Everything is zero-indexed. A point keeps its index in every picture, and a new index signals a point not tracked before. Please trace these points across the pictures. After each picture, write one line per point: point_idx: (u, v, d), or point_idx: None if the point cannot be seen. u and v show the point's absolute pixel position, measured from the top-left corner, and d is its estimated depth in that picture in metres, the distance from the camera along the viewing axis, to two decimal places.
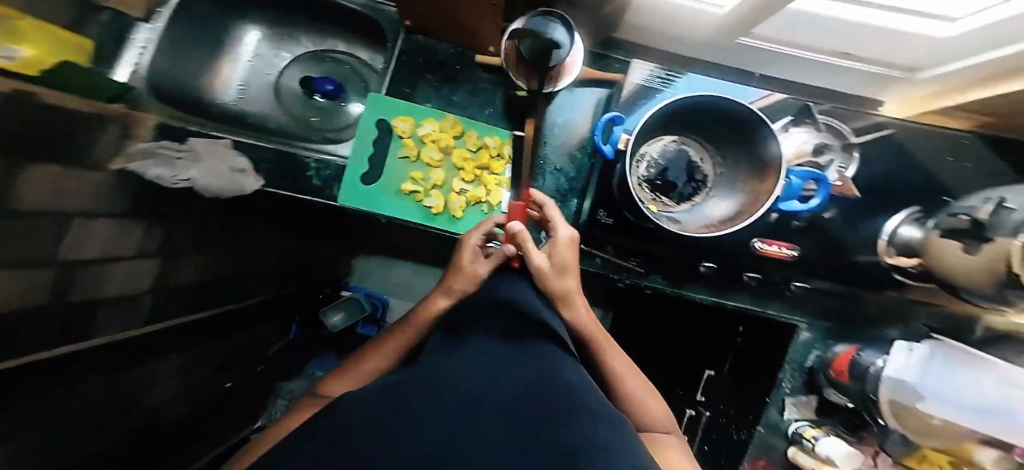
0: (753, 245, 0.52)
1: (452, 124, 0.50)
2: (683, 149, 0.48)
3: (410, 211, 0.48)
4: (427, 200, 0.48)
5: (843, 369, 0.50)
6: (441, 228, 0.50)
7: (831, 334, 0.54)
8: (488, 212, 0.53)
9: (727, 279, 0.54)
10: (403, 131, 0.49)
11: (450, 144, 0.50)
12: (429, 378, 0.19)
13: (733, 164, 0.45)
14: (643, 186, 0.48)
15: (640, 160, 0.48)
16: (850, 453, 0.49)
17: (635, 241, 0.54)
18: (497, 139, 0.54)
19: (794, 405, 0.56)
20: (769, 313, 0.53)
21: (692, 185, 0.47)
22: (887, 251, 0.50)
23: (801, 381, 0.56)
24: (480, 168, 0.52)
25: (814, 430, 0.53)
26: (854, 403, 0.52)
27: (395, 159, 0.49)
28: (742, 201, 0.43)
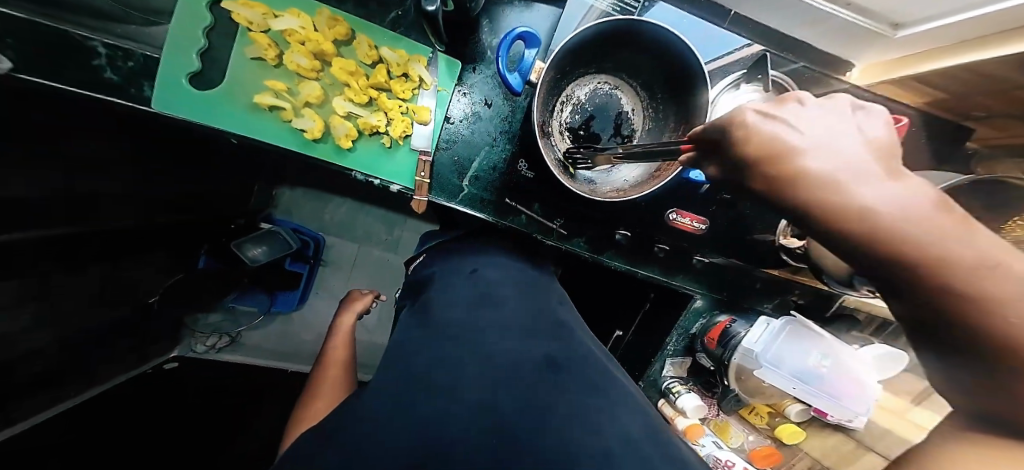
0: (668, 216, 0.51)
1: (331, 24, 0.39)
2: (613, 95, 0.41)
3: (276, 134, 0.39)
4: (299, 122, 0.39)
5: (714, 338, 0.59)
6: (325, 160, 0.41)
7: (720, 304, 0.61)
8: (392, 148, 0.44)
9: (640, 251, 0.54)
10: (250, 21, 0.37)
11: (329, 50, 0.39)
12: (453, 378, 0.33)
13: (661, 120, 0.40)
14: (565, 135, 0.41)
15: (566, 102, 0.40)
16: (699, 405, 0.61)
17: (553, 197, 0.49)
18: (400, 51, 0.42)
19: (672, 365, 0.65)
20: (673, 284, 0.56)
21: (616, 141, 0.42)
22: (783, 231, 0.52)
23: (684, 345, 0.64)
24: (376, 88, 0.41)
25: (680, 386, 0.64)
26: (713, 364, 0.61)
27: (250, 63, 0.38)
28: (654, 165, 0.40)
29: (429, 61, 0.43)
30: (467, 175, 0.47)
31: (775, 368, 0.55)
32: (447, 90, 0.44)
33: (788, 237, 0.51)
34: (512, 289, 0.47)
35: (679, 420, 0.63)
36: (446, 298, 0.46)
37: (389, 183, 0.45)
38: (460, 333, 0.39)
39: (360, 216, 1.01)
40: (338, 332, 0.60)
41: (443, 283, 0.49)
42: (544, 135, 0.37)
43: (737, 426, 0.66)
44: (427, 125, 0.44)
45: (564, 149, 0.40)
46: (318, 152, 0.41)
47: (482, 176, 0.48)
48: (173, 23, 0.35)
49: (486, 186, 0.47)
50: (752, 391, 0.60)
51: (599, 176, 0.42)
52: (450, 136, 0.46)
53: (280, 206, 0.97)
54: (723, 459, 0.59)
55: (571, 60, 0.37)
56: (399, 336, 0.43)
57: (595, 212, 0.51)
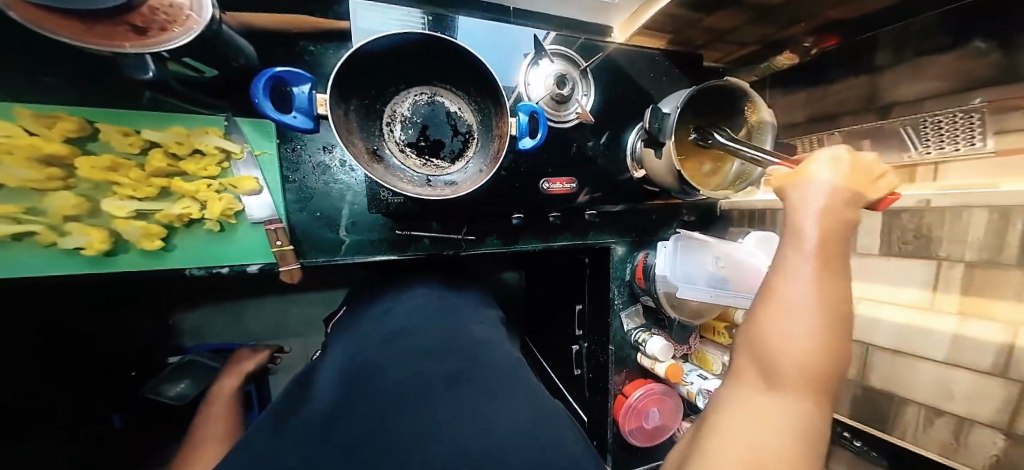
0: (541, 186, 0.53)
1: (51, 123, 0.33)
2: (437, 101, 0.42)
3: (46, 263, 0.34)
4: (71, 241, 0.34)
5: (641, 277, 0.63)
6: (126, 267, 0.37)
7: (635, 245, 0.66)
8: (224, 229, 0.41)
9: (542, 228, 0.56)
10: None
11: (62, 153, 0.33)
12: (350, 421, 0.24)
13: (487, 108, 0.42)
14: (408, 151, 0.41)
15: (393, 122, 0.41)
16: (666, 345, 0.62)
17: (442, 209, 0.49)
18: (174, 128, 0.38)
19: (629, 317, 0.67)
20: (589, 242, 0.60)
21: (459, 139, 0.43)
22: (635, 167, 0.57)
23: (628, 295, 0.67)
24: (161, 174, 0.37)
25: (645, 334, 0.66)
26: (654, 302, 0.64)
27: None
28: (496, 147, 0.41)
29: (225, 129, 0.40)
30: (341, 224, 0.46)
31: (689, 283, 0.60)
32: (272, 152, 0.42)
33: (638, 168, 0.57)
34: (427, 317, 0.42)
35: (658, 367, 0.64)
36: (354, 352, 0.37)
37: (244, 265, 0.42)
38: (372, 365, 0.32)
39: (291, 309, 0.88)
40: (220, 391, 0.57)
41: (348, 337, 0.41)
42: (373, 159, 0.37)
43: (713, 351, 0.68)
44: (261, 193, 0.41)
45: (410, 165, 0.41)
46: (121, 264, 0.37)
47: (359, 220, 0.47)
48: None
49: (370, 224, 0.47)
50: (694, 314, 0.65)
51: (459, 178, 0.42)
52: (299, 195, 0.44)
53: (186, 332, 0.80)
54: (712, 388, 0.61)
55: (367, 83, 0.38)
56: (272, 401, 0.31)
57: (476, 206, 0.51)
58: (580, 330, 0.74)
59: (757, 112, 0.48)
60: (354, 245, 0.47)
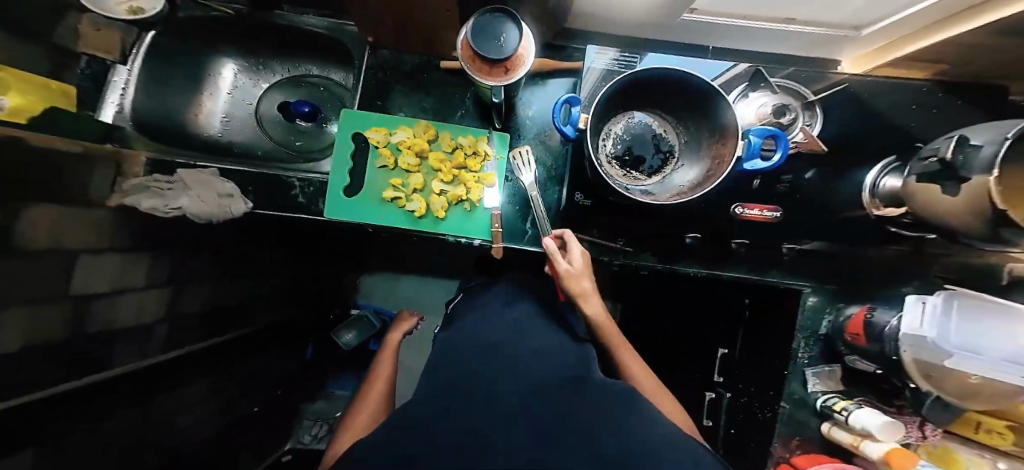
0: (733, 211, 0.50)
1: (424, 129, 0.52)
2: (644, 123, 0.50)
3: (396, 218, 0.52)
4: (411, 204, 0.52)
5: (858, 333, 0.49)
6: (427, 230, 0.53)
7: (838, 295, 0.55)
8: (472, 211, 0.55)
9: (710, 254, 0.57)
10: (378, 141, 0.51)
11: (423, 148, 0.52)
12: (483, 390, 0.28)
13: (696, 132, 0.47)
14: (613, 163, 0.49)
15: (606, 137, 0.49)
16: (888, 421, 0.46)
17: (616, 219, 0.55)
18: (470, 137, 0.54)
19: (816, 377, 0.55)
20: (770, 280, 0.55)
21: (660, 157, 0.49)
22: (874, 204, 0.49)
23: (819, 350, 0.55)
24: (457, 167, 0.53)
25: (844, 402, 0.52)
26: (884, 370, 0.51)
27: (372, 170, 0.51)
28: (706, 166, 0.45)
29: (487, 139, 0.55)
30: (529, 219, 0.56)
31: (976, 355, 0.44)
32: (503, 158, 0.55)
33: (879, 206, 0.48)
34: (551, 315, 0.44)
35: (867, 446, 0.48)
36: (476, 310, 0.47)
37: (473, 238, 0.56)
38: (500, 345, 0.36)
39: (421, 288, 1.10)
40: (390, 344, 0.72)
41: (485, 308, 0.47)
42: (599, 166, 0.45)
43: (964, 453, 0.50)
44: (493, 187, 0.55)
45: (622, 173, 0.48)
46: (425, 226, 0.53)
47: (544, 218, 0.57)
48: (332, 154, 0.51)
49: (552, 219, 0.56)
50: (965, 394, 0.45)
51: (661, 190, 0.47)
52: (510, 190, 0.56)
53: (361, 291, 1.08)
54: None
55: (610, 105, 0.46)
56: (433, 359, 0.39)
57: (657, 223, 0.54)
58: (721, 377, 0.66)
59: None
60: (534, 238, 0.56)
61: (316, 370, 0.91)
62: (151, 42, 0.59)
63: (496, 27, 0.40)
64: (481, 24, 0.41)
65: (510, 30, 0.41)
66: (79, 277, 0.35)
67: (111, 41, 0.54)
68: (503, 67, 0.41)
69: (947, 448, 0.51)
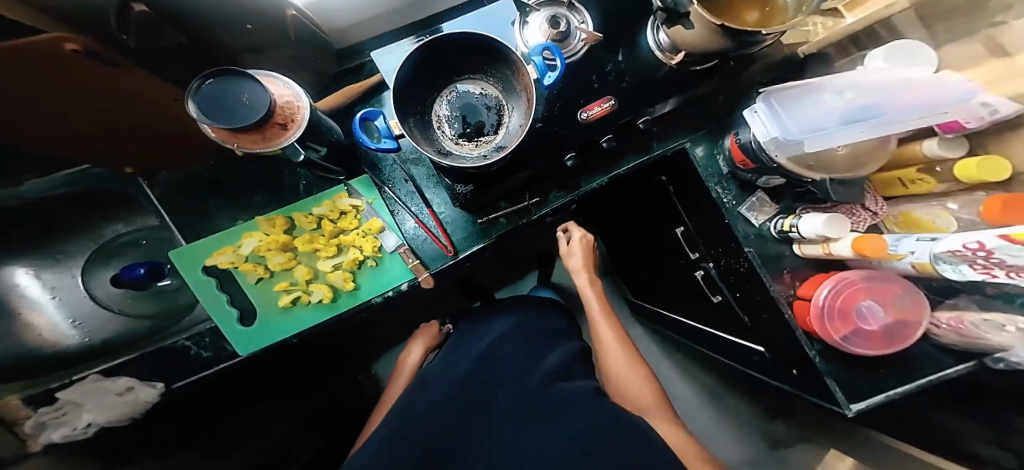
0: (580, 117, 0.54)
1: (273, 223, 0.48)
2: (463, 91, 0.49)
3: (310, 315, 0.49)
4: (315, 294, 0.48)
5: (742, 158, 0.53)
6: (348, 307, 0.51)
7: (712, 135, 0.60)
8: (379, 263, 0.53)
9: (601, 156, 0.60)
10: (233, 262, 0.46)
11: (286, 240, 0.48)
12: (566, 424, 0.41)
13: (502, 75, 0.48)
14: (460, 141, 0.48)
15: (439, 124, 0.48)
16: (829, 216, 0.45)
17: (506, 185, 0.54)
18: (325, 202, 0.51)
19: (752, 211, 0.55)
20: (658, 153, 0.60)
21: (493, 113, 0.49)
22: (668, 58, 0.55)
23: (736, 186, 0.57)
24: (335, 235, 0.50)
25: (788, 218, 0.51)
26: (782, 177, 0.51)
27: (252, 290, 0.47)
28: (527, 97, 0.45)
29: (349, 192, 0.53)
30: (442, 233, 0.55)
31: (822, 131, 0.44)
32: (376, 198, 0.54)
33: (673, 56, 0.54)
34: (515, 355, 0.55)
35: (835, 247, 0.46)
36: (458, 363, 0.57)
37: (399, 285, 0.53)
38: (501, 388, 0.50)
39: None
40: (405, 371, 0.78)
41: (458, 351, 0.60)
42: (443, 156, 0.45)
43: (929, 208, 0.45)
44: (383, 230, 0.52)
45: (465, 149, 0.48)
46: (344, 306, 0.51)
47: (454, 223, 0.57)
48: (201, 301, 0.45)
49: (464, 220, 0.57)
50: (851, 165, 0.46)
51: (511, 140, 0.47)
52: (404, 221, 0.55)
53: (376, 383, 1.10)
54: (959, 248, 0.35)
55: (413, 101, 0.45)
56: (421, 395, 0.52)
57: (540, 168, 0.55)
58: (695, 253, 0.67)
59: None
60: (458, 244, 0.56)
61: None
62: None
63: (229, 93, 0.34)
64: (204, 101, 0.33)
65: (241, 85, 0.34)
66: None
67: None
68: (261, 130, 0.36)
69: (905, 212, 0.46)
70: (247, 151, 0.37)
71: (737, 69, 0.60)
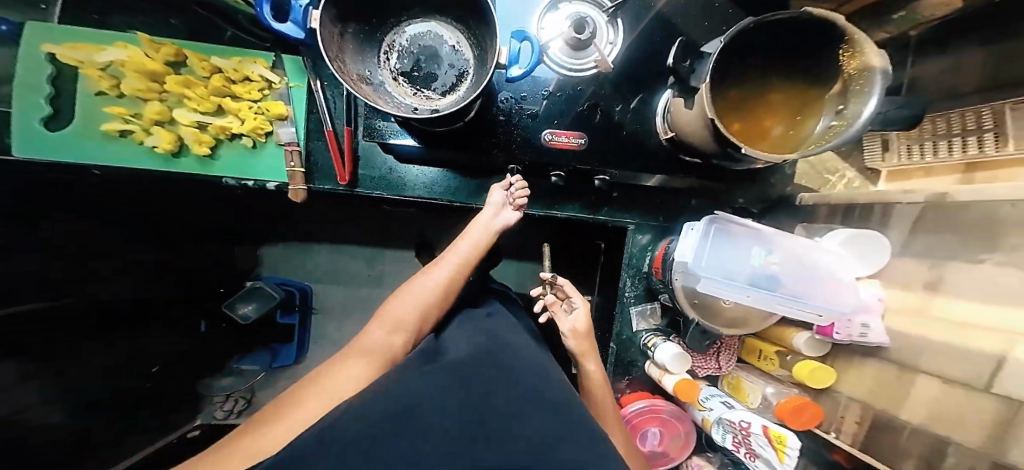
0: (543, 136, 0.48)
1: (159, 46, 0.45)
2: (433, 34, 0.42)
3: (135, 157, 0.46)
4: (153, 138, 0.45)
5: (658, 268, 0.54)
6: (191, 170, 0.46)
7: (661, 231, 0.58)
8: (257, 148, 0.48)
9: (551, 188, 0.55)
10: (82, 61, 0.44)
11: (160, 71, 0.44)
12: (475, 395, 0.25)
13: (481, 40, 0.40)
14: (400, 80, 0.42)
15: (389, 51, 0.42)
16: (679, 355, 0.51)
17: (447, 154, 0.49)
18: (235, 59, 0.47)
19: (639, 316, 0.59)
20: (602, 219, 0.57)
21: (453, 73, 0.42)
22: (663, 131, 0.48)
23: (643, 288, 0.59)
24: (219, 93, 0.46)
25: (656, 337, 0.56)
26: (672, 302, 0.54)
27: (87, 101, 0.45)
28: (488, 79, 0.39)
29: (273, 63, 0.48)
30: (354, 160, 0.51)
31: (725, 279, 0.47)
32: (299, 85, 0.49)
33: (668, 131, 0.47)
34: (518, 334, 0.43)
35: (666, 379, 0.53)
36: (448, 354, 0.34)
37: (264, 181, 0.49)
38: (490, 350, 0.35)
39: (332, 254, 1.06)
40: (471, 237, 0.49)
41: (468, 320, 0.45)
42: (368, 84, 0.38)
43: (749, 380, 0.60)
44: (283, 119, 0.48)
45: (397, 88, 0.41)
46: (183, 166, 0.46)
47: (370, 159, 0.52)
48: (17, 85, 0.43)
49: (377, 159, 0.52)
50: (733, 322, 0.53)
51: (452, 111, 0.41)
52: (319, 124, 0.50)
53: None
54: (738, 423, 0.52)
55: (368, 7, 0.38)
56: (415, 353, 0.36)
57: (477, 159, 0.50)
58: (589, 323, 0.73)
59: (856, 58, 0.36)
60: (364, 180, 0.52)
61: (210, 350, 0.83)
62: None
63: None
64: None
65: None
66: None
67: None
68: None
69: (738, 376, 0.62)
70: None
71: (725, 184, 0.56)
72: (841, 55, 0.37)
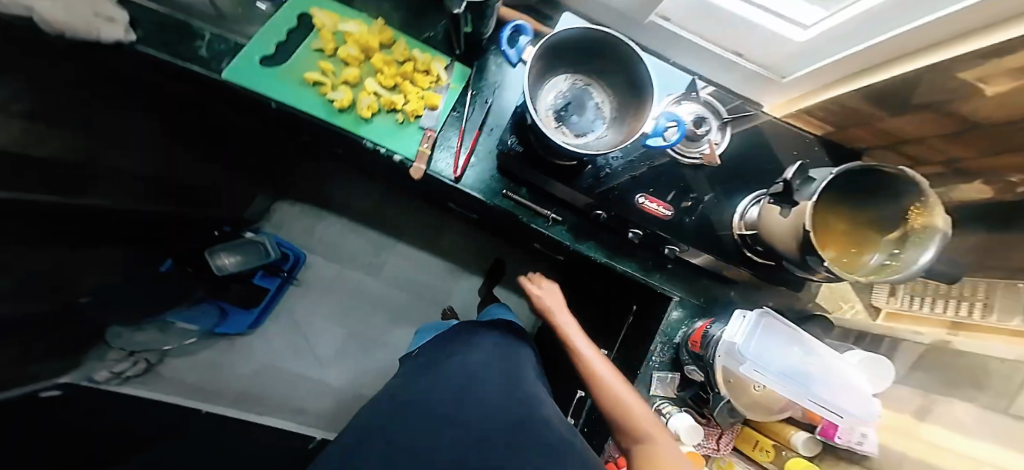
0: (639, 199, 0.57)
1: (378, 29, 0.55)
2: (587, 90, 0.52)
3: (319, 102, 0.53)
4: (336, 93, 0.53)
5: (696, 342, 0.62)
6: (346, 127, 0.54)
7: (696, 311, 0.67)
8: (403, 124, 0.57)
9: (623, 245, 0.63)
10: (323, 24, 0.55)
11: (372, 50, 0.56)
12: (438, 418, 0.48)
13: (620, 101, 0.51)
14: (550, 115, 0.50)
15: (550, 90, 0.51)
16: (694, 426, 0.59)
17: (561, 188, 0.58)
18: (425, 53, 0.58)
19: (661, 381, 0.67)
20: (652, 283, 0.65)
21: (592, 123, 0.52)
22: (739, 227, 0.58)
23: (670, 357, 0.68)
24: (402, 76, 0.56)
25: (671, 406, 0.65)
26: (700, 376, 0.63)
27: (309, 49, 0.55)
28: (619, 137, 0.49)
29: (447, 65, 0.59)
30: (473, 162, 0.60)
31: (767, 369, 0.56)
32: (456, 87, 0.59)
33: (743, 229, 0.58)
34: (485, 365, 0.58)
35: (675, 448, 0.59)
36: (457, 382, 0.54)
37: (392, 153, 0.56)
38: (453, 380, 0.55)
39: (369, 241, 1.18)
40: None
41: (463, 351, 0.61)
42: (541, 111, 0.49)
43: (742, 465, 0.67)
44: (435, 110, 0.58)
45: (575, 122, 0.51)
46: (341, 124, 0.54)
47: (478, 164, 0.60)
48: (262, 28, 0.55)
49: (484, 172, 0.60)
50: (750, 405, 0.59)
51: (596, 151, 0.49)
52: (455, 123, 0.59)
53: (274, 221, 1.18)
54: None
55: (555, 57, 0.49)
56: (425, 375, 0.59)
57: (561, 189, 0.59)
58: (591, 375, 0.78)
59: (926, 216, 0.47)
60: (473, 179, 0.59)
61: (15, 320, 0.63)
62: None
63: None
64: None
65: None
66: None
67: None
68: None
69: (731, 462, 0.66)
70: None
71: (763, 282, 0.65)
72: (910, 210, 0.49)
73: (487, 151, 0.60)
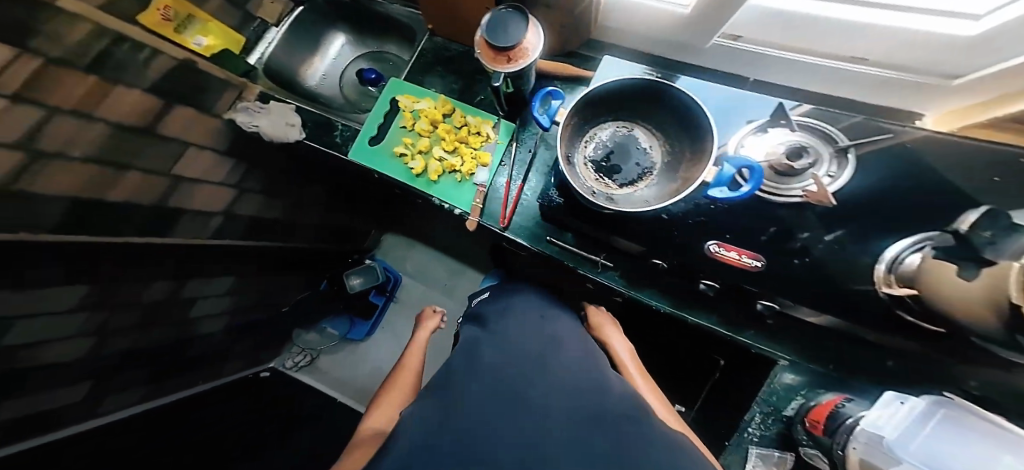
0: (710, 247, 0.48)
1: (444, 105, 0.67)
2: (632, 136, 0.48)
3: (400, 169, 0.65)
4: (413, 163, 0.64)
5: (818, 421, 0.45)
6: (419, 188, 0.64)
7: (821, 381, 0.48)
8: (461, 182, 0.64)
9: (691, 294, 0.53)
10: (405, 106, 0.68)
11: (438, 122, 0.66)
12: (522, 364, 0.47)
13: (676, 148, 0.46)
14: (588, 166, 0.48)
15: (588, 140, 0.49)
16: None
17: (604, 234, 0.54)
18: (477, 118, 0.66)
19: (761, 460, 0.52)
20: (741, 341, 0.50)
21: (637, 171, 0.47)
22: (886, 280, 0.41)
23: (775, 432, 0.52)
24: (460, 141, 0.65)
25: None
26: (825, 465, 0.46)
27: (395, 127, 0.68)
28: (672, 189, 0.44)
29: (494, 125, 0.65)
30: (517, 209, 0.60)
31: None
32: (502, 143, 0.64)
33: (894, 284, 0.41)
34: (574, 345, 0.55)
35: None
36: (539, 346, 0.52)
37: (454, 208, 0.63)
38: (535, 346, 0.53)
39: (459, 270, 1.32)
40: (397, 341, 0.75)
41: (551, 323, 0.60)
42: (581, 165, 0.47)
43: None
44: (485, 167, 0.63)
45: (621, 174, 0.48)
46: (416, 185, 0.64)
47: (523, 208, 0.60)
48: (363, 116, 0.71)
49: (525, 219, 0.60)
50: None
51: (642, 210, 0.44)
52: (503, 175, 0.63)
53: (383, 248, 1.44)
54: None
55: (594, 108, 0.47)
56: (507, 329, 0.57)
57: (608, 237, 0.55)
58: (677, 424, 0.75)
59: None
60: (515, 226, 0.60)
61: (235, 316, 0.95)
62: (298, 16, 0.85)
63: (505, 21, 0.47)
64: (501, 22, 0.48)
65: (518, 22, 0.48)
66: (183, 165, 0.61)
67: (274, 11, 0.81)
68: (496, 54, 0.48)
69: None
70: (478, 57, 0.50)
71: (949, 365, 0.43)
72: None
73: (529, 195, 0.61)
